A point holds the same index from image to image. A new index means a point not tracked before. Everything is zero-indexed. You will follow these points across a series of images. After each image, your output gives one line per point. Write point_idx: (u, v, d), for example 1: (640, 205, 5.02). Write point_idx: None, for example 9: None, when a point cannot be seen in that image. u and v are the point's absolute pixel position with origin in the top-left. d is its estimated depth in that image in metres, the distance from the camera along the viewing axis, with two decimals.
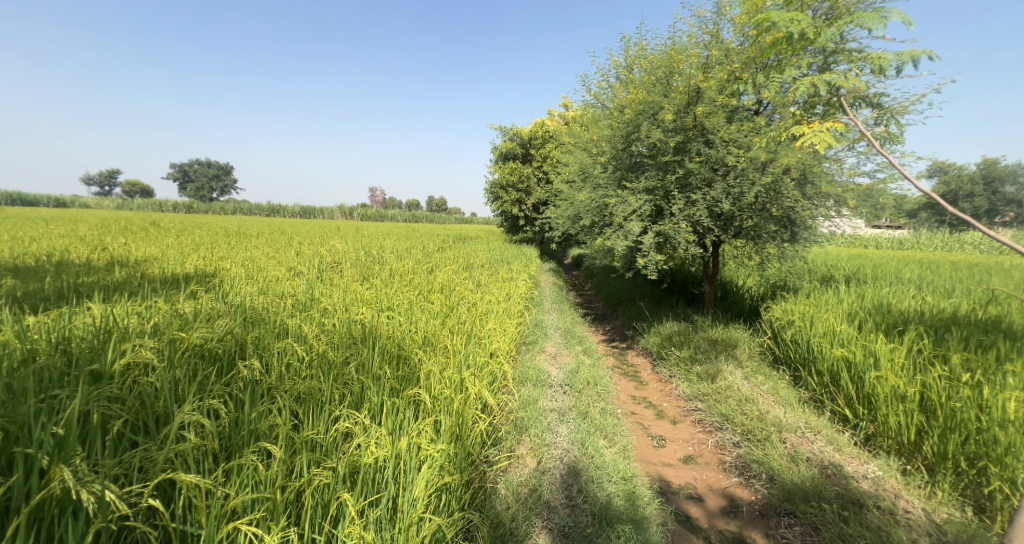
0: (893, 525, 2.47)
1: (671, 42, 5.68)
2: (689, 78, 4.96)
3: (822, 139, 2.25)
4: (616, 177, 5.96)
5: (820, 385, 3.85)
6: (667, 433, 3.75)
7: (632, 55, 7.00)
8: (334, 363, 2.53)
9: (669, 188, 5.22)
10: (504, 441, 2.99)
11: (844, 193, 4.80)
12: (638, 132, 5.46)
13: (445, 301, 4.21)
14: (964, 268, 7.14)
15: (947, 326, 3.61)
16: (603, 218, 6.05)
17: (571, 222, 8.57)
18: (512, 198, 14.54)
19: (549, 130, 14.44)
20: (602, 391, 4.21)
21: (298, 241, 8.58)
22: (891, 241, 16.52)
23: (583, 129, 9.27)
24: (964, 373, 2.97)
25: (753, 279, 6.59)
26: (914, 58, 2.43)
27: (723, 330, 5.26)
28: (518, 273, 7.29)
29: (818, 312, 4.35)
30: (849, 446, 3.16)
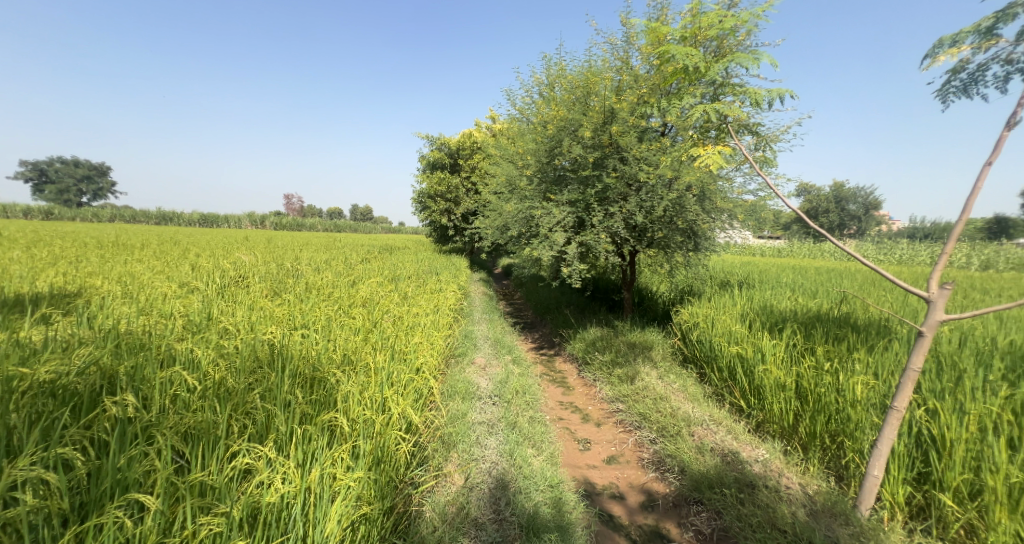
0: (778, 501, 2.76)
1: (588, 65, 6.04)
2: (604, 99, 5.30)
3: (714, 160, 2.50)
4: (540, 189, 6.17)
5: (720, 380, 4.25)
6: (592, 436, 3.92)
7: (553, 74, 7.33)
8: (234, 390, 2.35)
9: (590, 201, 5.51)
10: (431, 460, 2.96)
11: (735, 209, 5.37)
12: (561, 147, 5.73)
13: (368, 316, 4.08)
14: (826, 272, 8.40)
15: (814, 322, 4.17)
16: (530, 229, 6.21)
17: (499, 233, 8.69)
18: (440, 208, 14.39)
19: (476, 141, 14.59)
20: (530, 400, 4.30)
21: (193, 254, 7.81)
22: (773, 251, 18.76)
23: (510, 141, 9.50)
24: (829, 361, 3.43)
25: (664, 285, 7.12)
26: (783, 95, 2.81)
27: (640, 333, 5.62)
28: (446, 284, 7.24)
29: (718, 314, 4.81)
30: (744, 434, 3.50)
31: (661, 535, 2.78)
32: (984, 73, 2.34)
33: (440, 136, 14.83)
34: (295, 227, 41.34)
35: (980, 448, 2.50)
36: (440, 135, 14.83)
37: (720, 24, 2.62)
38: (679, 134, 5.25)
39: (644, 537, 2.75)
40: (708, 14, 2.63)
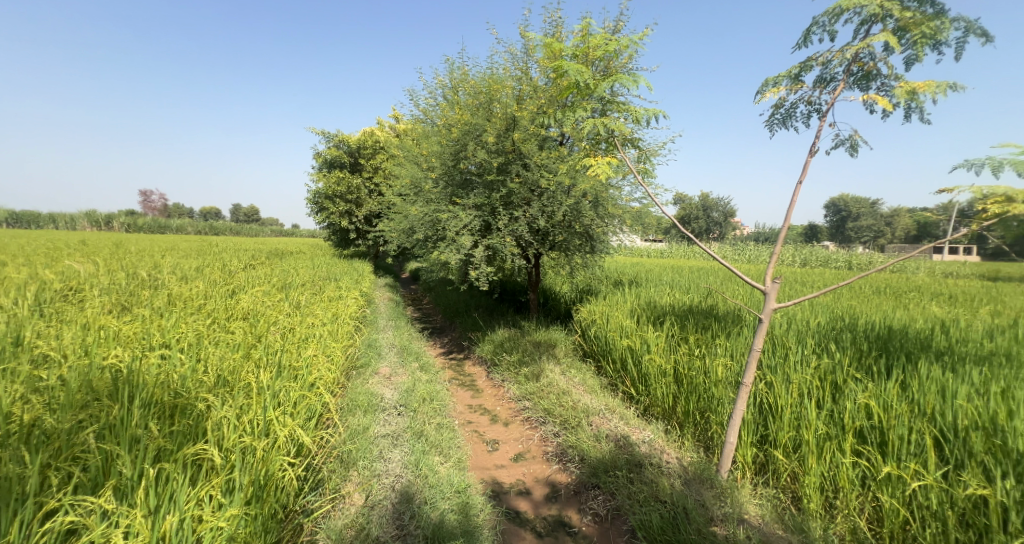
0: (660, 475, 3.05)
1: (490, 72, 6.20)
2: (506, 106, 5.48)
3: (603, 170, 2.74)
4: (446, 192, 6.16)
5: (614, 371, 4.60)
6: (500, 436, 4.02)
7: (456, 78, 7.37)
8: (56, 432, 2.00)
9: (495, 205, 5.63)
10: (326, 482, 2.81)
11: (625, 214, 5.88)
12: (465, 151, 5.81)
13: (250, 329, 3.75)
14: (697, 270, 9.58)
15: (688, 314, 4.71)
16: (436, 233, 6.18)
17: (403, 236, 8.48)
18: (340, 210, 13.52)
19: (378, 140, 14.11)
20: (438, 406, 4.28)
21: (13, 264, 6.42)
22: (657, 252, 20.74)
23: (414, 142, 9.35)
24: (700, 348, 3.89)
25: (565, 285, 7.52)
26: (659, 114, 3.16)
27: (545, 332, 5.87)
28: (346, 291, 6.88)
29: (612, 310, 5.21)
30: (634, 419, 3.83)
31: (563, 523, 2.94)
32: (795, 110, 2.92)
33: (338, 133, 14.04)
34: (164, 229, 36.33)
35: (800, 410, 3.02)
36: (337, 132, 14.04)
37: (604, 45, 2.88)
38: (576, 144, 5.59)
39: (548, 528, 2.89)
40: (595, 36, 2.86)
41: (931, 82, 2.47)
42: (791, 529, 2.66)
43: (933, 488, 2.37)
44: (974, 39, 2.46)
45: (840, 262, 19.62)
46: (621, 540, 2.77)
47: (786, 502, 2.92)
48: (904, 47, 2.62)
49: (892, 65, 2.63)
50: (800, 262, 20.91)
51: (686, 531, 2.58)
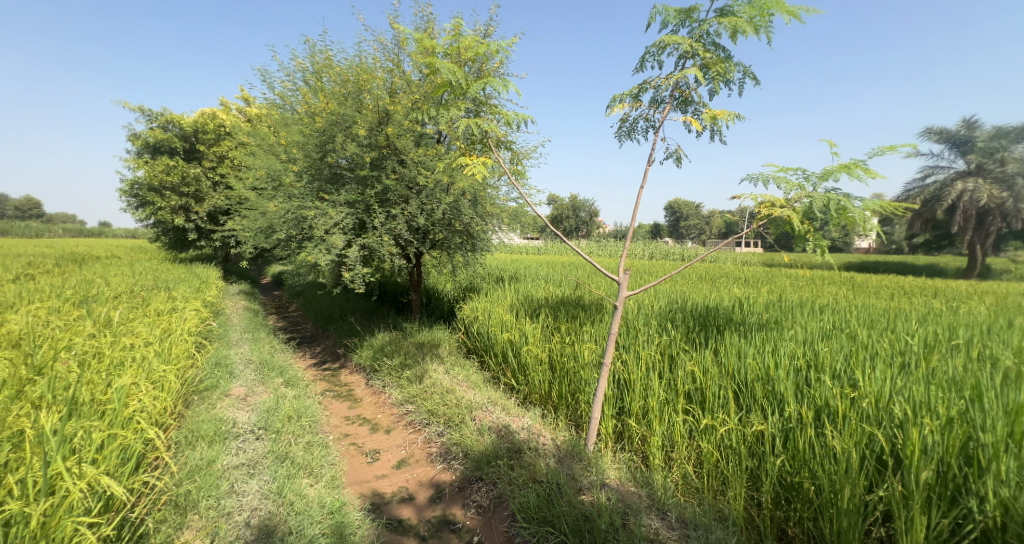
0: (537, 457, 3.23)
1: (359, 60, 5.94)
2: (378, 99, 5.29)
3: (479, 169, 2.87)
4: (312, 188, 5.72)
5: (497, 365, 4.75)
6: (381, 445, 3.90)
7: (319, 63, 6.88)
8: None
9: (369, 202, 5.38)
10: (154, 535, 2.41)
11: (502, 213, 6.07)
12: (333, 143, 5.49)
13: (23, 362, 3.02)
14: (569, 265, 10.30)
15: (562, 306, 5.07)
16: (302, 232, 5.72)
17: (261, 236, 7.65)
18: (173, 204, 11.61)
19: (222, 124, 12.49)
20: (308, 423, 3.99)
21: None
22: (532, 248, 21.83)
23: (270, 130, 8.51)
24: (570, 336, 4.23)
25: (448, 284, 7.51)
26: (525, 121, 3.36)
27: (427, 333, 5.80)
28: (186, 302, 5.97)
29: (493, 306, 5.38)
30: (514, 408, 3.99)
31: (447, 522, 2.97)
32: (637, 125, 3.34)
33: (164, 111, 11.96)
34: None
35: (647, 381, 3.52)
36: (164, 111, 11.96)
37: (475, 46, 2.93)
38: (453, 143, 5.58)
39: (431, 530, 2.90)
40: (467, 37, 2.89)
41: (725, 111, 3.02)
42: (641, 484, 3.03)
43: (735, 431, 2.91)
44: (750, 79, 3.07)
45: (681, 255, 22.80)
46: (502, 526, 2.88)
47: (638, 463, 3.31)
48: (707, 80, 3.17)
49: (701, 95, 3.20)
50: (652, 256, 23.82)
51: (559, 504, 2.77)
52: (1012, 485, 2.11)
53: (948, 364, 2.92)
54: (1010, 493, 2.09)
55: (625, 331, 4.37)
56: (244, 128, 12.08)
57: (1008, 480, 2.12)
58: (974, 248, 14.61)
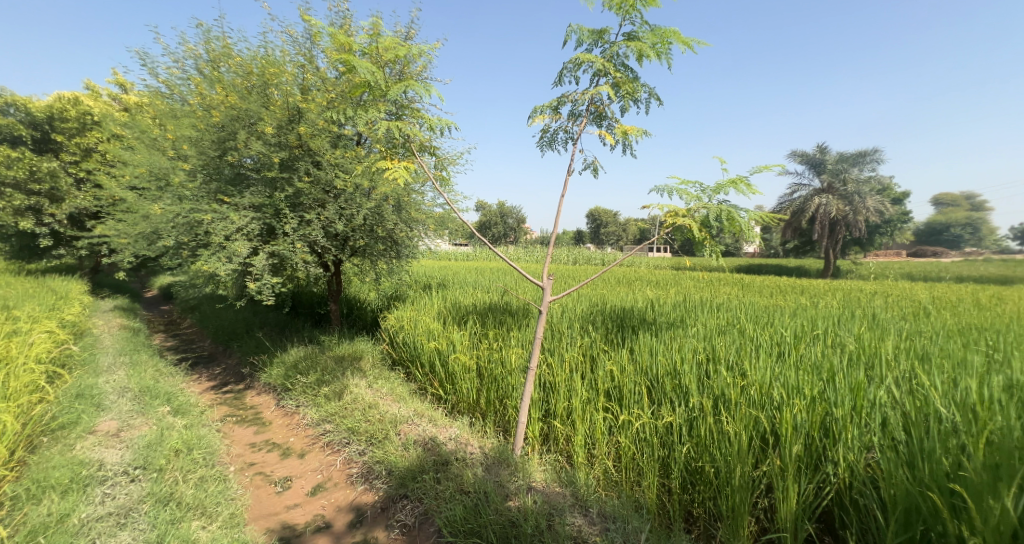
0: (465, 467, 3.16)
1: (265, 52, 5.56)
2: (288, 95, 4.95)
3: (402, 174, 2.79)
4: (211, 189, 5.22)
5: (424, 375, 4.60)
6: (294, 471, 3.62)
7: (216, 52, 6.33)
8: None
9: (279, 206, 4.99)
10: None
11: (428, 219, 5.94)
12: (233, 140, 5.16)
13: None
14: (495, 271, 10.38)
15: (489, 312, 5.09)
16: (197, 239, 5.18)
17: (147, 240, 6.88)
18: (24, 204, 9.99)
19: (88, 112, 11.01)
20: (201, 456, 3.59)
21: None
22: (454, 253, 21.78)
23: (157, 122, 7.67)
24: (498, 341, 4.30)
25: (372, 293, 7.20)
26: (448, 126, 3.34)
27: (348, 345, 5.50)
28: (46, 324, 5.12)
29: (419, 315, 5.26)
30: (442, 419, 3.88)
31: None
32: (557, 136, 3.42)
33: (11, 95, 10.29)
34: None
35: (571, 382, 3.62)
36: (10, 94, 10.28)
37: (395, 48, 2.84)
38: (374, 145, 5.37)
39: None
40: (387, 37, 2.78)
41: (634, 127, 3.19)
42: (565, 483, 3.07)
43: (648, 424, 3.07)
44: (655, 99, 3.28)
45: (601, 260, 23.92)
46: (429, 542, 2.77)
47: (563, 463, 3.35)
48: (618, 97, 3.34)
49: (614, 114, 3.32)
50: (575, 261, 24.76)
51: (486, 514, 2.74)
52: (857, 450, 2.42)
53: (812, 352, 3.38)
54: (854, 456, 2.40)
55: (551, 335, 4.49)
56: (121, 121, 10.70)
57: (852, 445, 2.45)
58: (827, 252, 18.23)
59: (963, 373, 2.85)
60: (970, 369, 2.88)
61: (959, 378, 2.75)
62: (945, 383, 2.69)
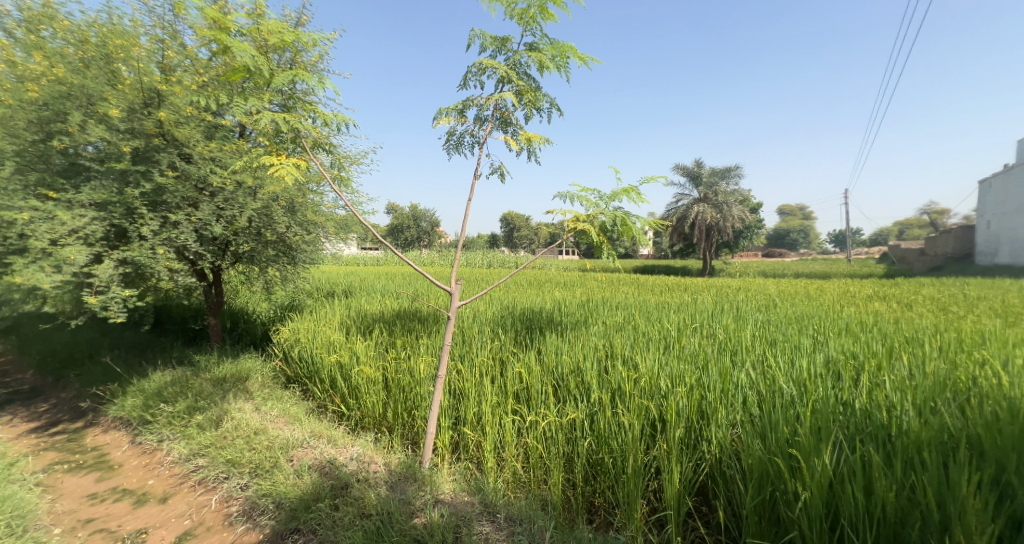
0: (368, 488, 2.97)
1: (111, 22, 4.79)
2: (143, 74, 4.33)
3: (291, 171, 2.57)
4: (31, 181, 4.41)
5: (323, 391, 4.25)
6: (150, 520, 3.12)
7: (36, 12, 5.29)
8: None
9: (132, 204, 4.27)
10: None
11: (327, 222, 5.62)
12: (66, 121, 4.39)
13: None
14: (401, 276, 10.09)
15: (397, 320, 4.92)
16: (18, 244, 4.27)
17: None
18: None
19: None
20: (13, 521, 2.94)
21: None
22: (355, 260, 20.75)
23: None
24: (406, 351, 4.15)
25: (262, 305, 6.56)
26: (344, 122, 3.15)
27: (231, 364, 4.92)
28: None
29: (318, 326, 4.91)
30: (342, 437, 3.59)
31: None
32: (463, 139, 3.35)
33: None
34: None
35: (480, 387, 3.60)
36: None
37: (279, 32, 2.54)
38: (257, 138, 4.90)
39: None
40: (272, 19, 2.51)
41: (537, 134, 3.24)
42: (473, 491, 3.00)
43: (553, 422, 3.13)
44: (556, 110, 3.36)
45: (514, 264, 24.30)
46: None
47: (474, 470, 3.29)
48: (521, 105, 3.37)
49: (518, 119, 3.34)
50: (490, 265, 24.92)
51: (390, 535, 2.58)
52: (723, 427, 2.69)
53: (692, 345, 3.76)
54: (721, 433, 2.66)
55: (461, 340, 4.42)
56: None
57: (721, 424, 2.70)
58: (704, 255, 20.45)
59: (796, 354, 3.43)
60: (801, 352, 3.46)
61: (794, 358, 3.33)
62: (785, 363, 3.23)
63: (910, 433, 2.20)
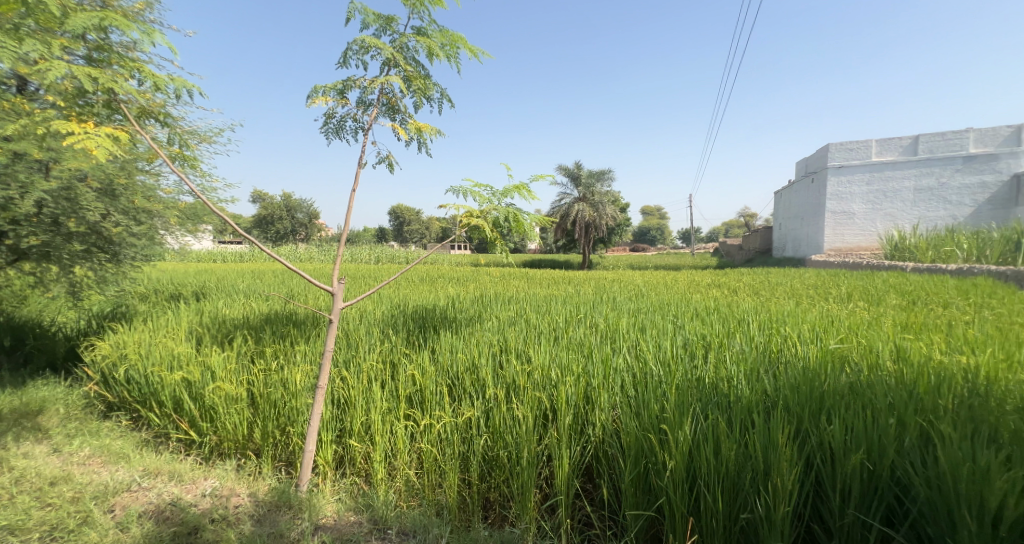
0: (226, 529, 2.47)
1: None
2: None
3: (102, 143, 2.04)
4: None
5: (161, 417, 3.49)
6: None
7: None
8: None
9: None
10: None
11: (167, 210, 5.14)
12: None
13: None
14: (264, 275, 9.05)
15: (263, 325, 4.33)
16: None
17: None
18: None
19: None
20: None
21: None
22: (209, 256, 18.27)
23: None
24: (277, 360, 3.65)
25: (73, 316, 5.26)
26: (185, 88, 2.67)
27: (19, 393, 3.81)
28: None
29: (156, 338, 4.10)
30: (189, 471, 2.97)
31: None
32: (344, 123, 2.95)
33: None
34: None
35: (369, 395, 3.26)
36: None
37: None
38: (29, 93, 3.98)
39: None
40: None
41: (429, 125, 2.99)
42: (360, 509, 2.68)
43: (447, 423, 2.94)
44: (447, 102, 3.13)
45: (403, 261, 23.50)
46: None
47: (361, 485, 2.94)
48: (410, 93, 3.08)
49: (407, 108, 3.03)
50: (378, 261, 23.76)
51: None
52: (605, 409, 2.74)
53: (579, 335, 3.85)
54: (605, 416, 2.70)
55: (346, 344, 4.01)
56: None
57: (604, 408, 2.73)
58: (584, 250, 21.83)
59: (662, 337, 3.71)
60: (668, 335, 3.75)
61: (660, 341, 3.58)
62: (654, 346, 3.44)
63: (743, 399, 2.45)
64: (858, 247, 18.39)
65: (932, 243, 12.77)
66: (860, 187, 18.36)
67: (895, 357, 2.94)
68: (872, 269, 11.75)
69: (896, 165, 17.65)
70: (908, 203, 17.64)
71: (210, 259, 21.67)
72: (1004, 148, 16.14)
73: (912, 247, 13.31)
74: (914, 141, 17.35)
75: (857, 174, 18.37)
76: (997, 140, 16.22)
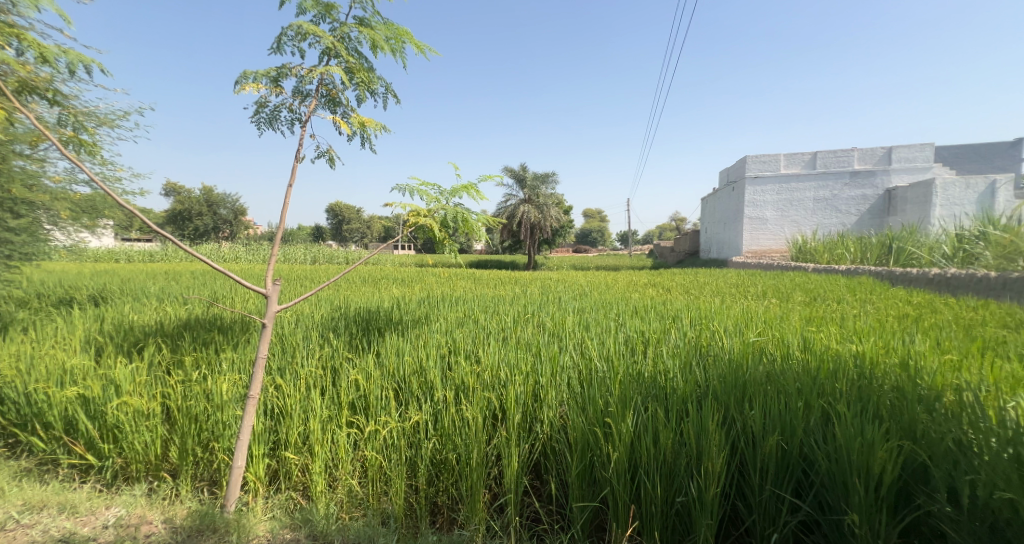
0: None
1: None
2: None
3: None
4: None
5: (47, 441, 3.01)
6: None
7: None
8: None
9: None
10: None
11: (53, 200, 4.60)
12: None
13: None
14: (177, 277, 8.28)
15: (180, 332, 3.93)
16: None
17: None
18: None
19: None
20: None
21: None
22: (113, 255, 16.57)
23: None
24: (199, 370, 3.32)
25: None
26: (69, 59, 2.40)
27: None
28: None
29: (41, 351, 3.58)
30: (87, 501, 2.59)
31: None
32: (279, 113, 2.68)
33: None
34: None
35: (307, 403, 3.02)
36: None
37: None
38: None
39: None
40: None
41: (373, 119, 2.80)
42: (298, 525, 2.45)
43: (394, 428, 2.76)
44: (392, 97, 2.95)
45: (341, 261, 22.58)
46: None
47: (299, 500, 2.70)
48: (352, 85, 2.87)
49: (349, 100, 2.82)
50: (315, 261, 22.71)
51: None
52: (554, 407, 2.69)
53: (528, 334, 3.80)
54: (553, 413, 2.65)
55: (281, 349, 3.71)
56: None
57: (552, 405, 2.70)
58: (530, 251, 21.98)
59: (605, 335, 3.73)
60: (613, 333, 3.78)
61: (602, 339, 3.60)
62: (598, 344, 3.45)
63: (679, 391, 2.50)
64: (770, 251, 19.71)
65: (826, 246, 13.97)
66: (772, 196, 19.74)
67: (802, 348, 3.10)
68: (783, 271, 12.66)
69: (800, 178, 19.20)
70: (809, 212, 19.21)
71: (120, 259, 19.70)
72: (880, 165, 18.11)
73: (811, 251, 14.42)
74: (813, 157, 19.02)
75: (769, 185, 19.75)
76: (876, 157, 18.16)
